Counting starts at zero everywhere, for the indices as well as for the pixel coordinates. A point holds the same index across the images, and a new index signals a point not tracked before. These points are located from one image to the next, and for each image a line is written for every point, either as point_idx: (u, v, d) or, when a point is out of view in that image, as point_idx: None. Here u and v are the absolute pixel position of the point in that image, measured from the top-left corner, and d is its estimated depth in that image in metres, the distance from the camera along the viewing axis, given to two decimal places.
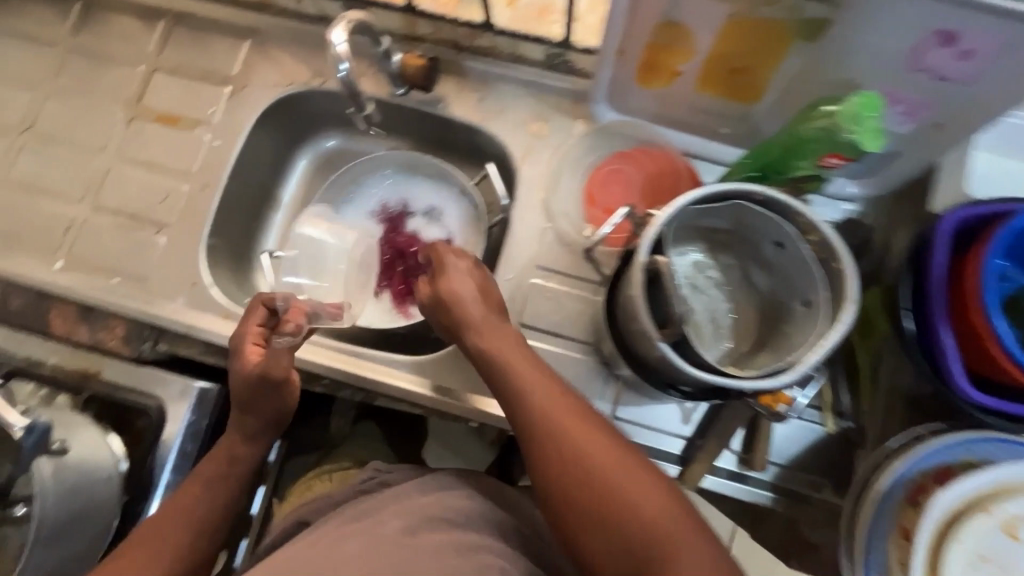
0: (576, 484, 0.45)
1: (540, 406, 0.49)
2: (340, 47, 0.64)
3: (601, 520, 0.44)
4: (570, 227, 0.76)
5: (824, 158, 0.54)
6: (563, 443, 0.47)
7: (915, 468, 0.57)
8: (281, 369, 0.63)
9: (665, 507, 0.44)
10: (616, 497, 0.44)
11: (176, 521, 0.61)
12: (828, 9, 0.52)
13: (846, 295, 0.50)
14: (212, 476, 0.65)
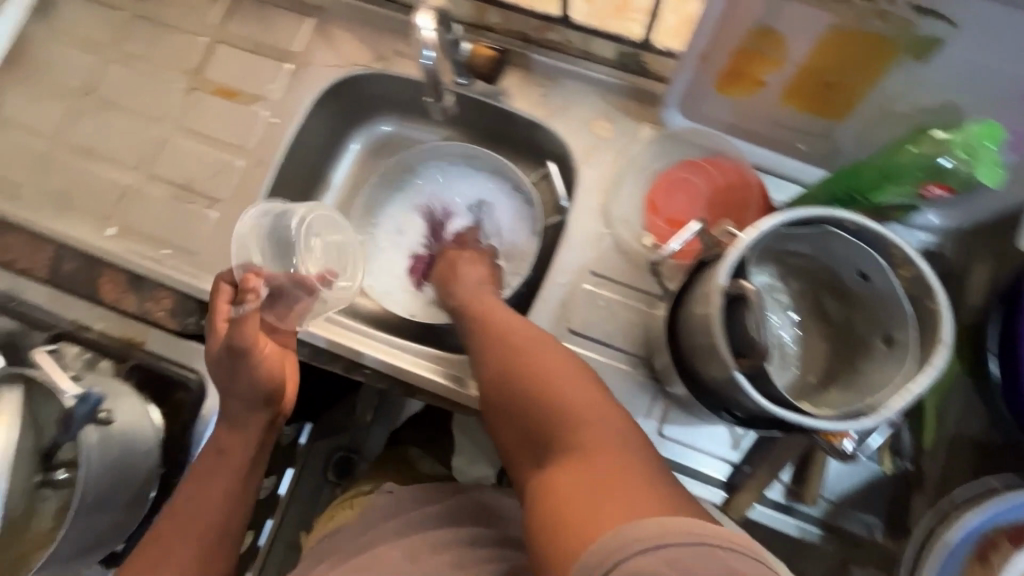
0: (505, 369, 0.54)
1: (490, 319, 0.61)
2: (427, 31, 0.63)
3: (522, 393, 0.51)
4: (628, 234, 0.73)
5: (926, 187, 0.53)
6: (500, 341, 0.57)
7: (986, 523, 0.55)
8: (241, 336, 0.63)
9: (578, 380, 0.50)
10: (536, 370, 0.52)
11: (184, 532, 0.62)
12: (945, 27, 0.49)
13: (939, 337, 0.46)
14: (209, 478, 0.64)
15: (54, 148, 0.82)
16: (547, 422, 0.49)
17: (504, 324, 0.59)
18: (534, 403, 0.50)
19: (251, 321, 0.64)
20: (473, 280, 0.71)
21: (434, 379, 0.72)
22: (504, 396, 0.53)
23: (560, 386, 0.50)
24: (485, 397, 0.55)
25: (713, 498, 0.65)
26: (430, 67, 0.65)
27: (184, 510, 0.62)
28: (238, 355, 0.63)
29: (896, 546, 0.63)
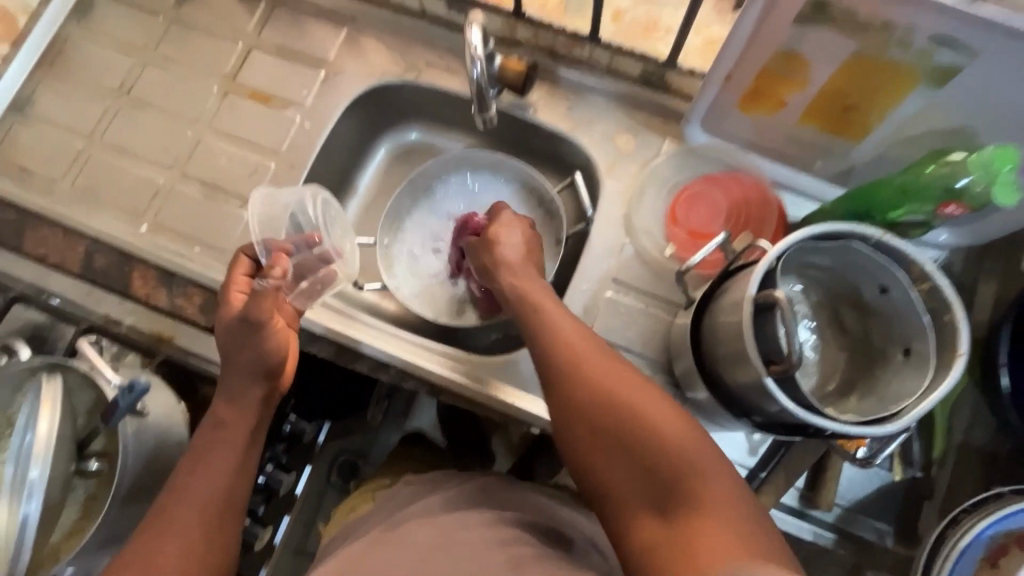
0: (595, 410, 0.51)
1: (562, 343, 0.56)
2: (477, 47, 0.64)
3: (619, 439, 0.50)
4: (650, 244, 0.75)
5: (943, 205, 0.56)
6: (581, 373, 0.53)
7: (994, 530, 0.57)
8: (257, 308, 0.60)
9: (679, 426, 0.49)
10: (634, 416, 0.50)
11: (175, 520, 0.54)
12: (963, 57, 0.52)
13: (956, 348, 0.49)
14: (206, 455, 0.58)
15: (91, 146, 0.85)
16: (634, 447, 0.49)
17: (580, 350, 0.55)
18: (633, 451, 0.49)
19: (269, 295, 0.61)
20: (508, 262, 0.66)
21: (461, 381, 0.74)
22: (596, 439, 0.51)
23: (663, 434, 0.48)
24: (569, 436, 0.53)
25: None
26: (481, 80, 0.65)
27: (175, 491, 0.55)
28: (253, 328, 0.60)
29: (907, 552, 0.65)
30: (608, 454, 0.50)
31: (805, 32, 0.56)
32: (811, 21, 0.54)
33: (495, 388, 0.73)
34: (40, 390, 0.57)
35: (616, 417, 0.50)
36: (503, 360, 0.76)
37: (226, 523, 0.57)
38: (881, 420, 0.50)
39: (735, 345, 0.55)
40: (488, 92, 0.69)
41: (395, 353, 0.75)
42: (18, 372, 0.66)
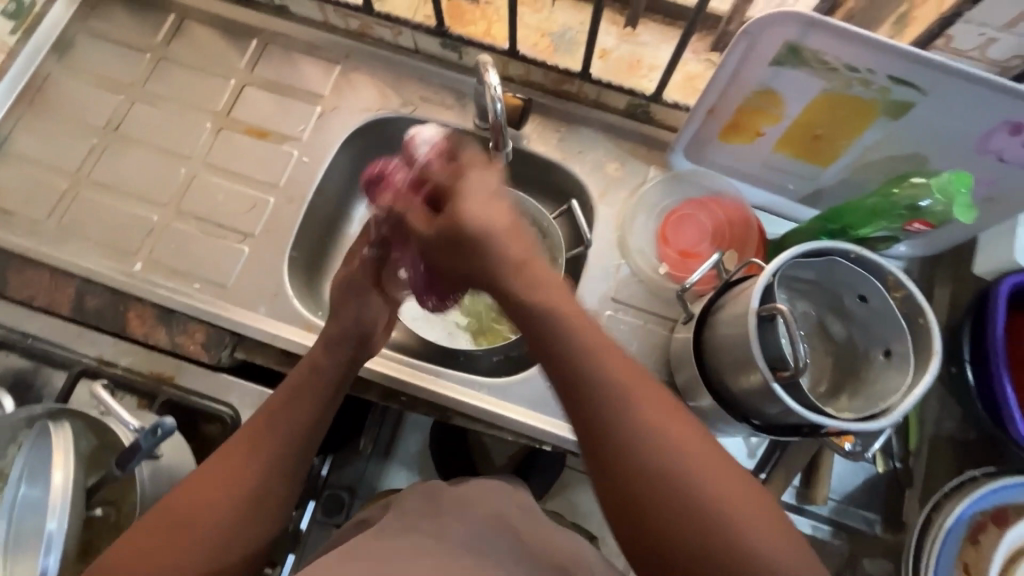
0: (671, 501, 0.45)
1: (623, 414, 0.48)
2: (497, 89, 0.66)
3: (702, 533, 0.44)
4: (644, 264, 0.80)
5: (909, 223, 0.63)
6: (649, 455, 0.46)
7: (973, 509, 0.65)
8: (366, 275, 0.72)
9: (762, 513, 0.45)
10: (718, 506, 0.44)
11: (257, 454, 0.59)
12: (915, 94, 0.59)
13: (930, 349, 0.55)
14: (295, 401, 0.63)
15: (77, 184, 0.83)
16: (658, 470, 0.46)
17: (646, 424, 0.47)
18: (718, 546, 0.43)
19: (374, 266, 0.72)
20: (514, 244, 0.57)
21: (473, 404, 0.75)
22: (673, 531, 0.44)
23: (748, 525, 0.44)
24: (635, 525, 0.46)
25: None
26: (501, 116, 0.66)
27: (261, 428, 0.61)
28: (359, 290, 0.71)
29: (895, 538, 0.70)
30: (684, 549, 0.44)
31: (781, 72, 0.63)
32: (785, 63, 0.61)
33: (505, 408, 0.75)
34: (51, 440, 0.55)
35: (697, 507, 0.44)
36: (510, 382, 0.76)
37: (284, 479, 0.61)
38: (875, 416, 0.55)
39: (737, 355, 0.60)
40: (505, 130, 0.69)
41: (404, 379, 0.76)
42: (13, 422, 0.63)
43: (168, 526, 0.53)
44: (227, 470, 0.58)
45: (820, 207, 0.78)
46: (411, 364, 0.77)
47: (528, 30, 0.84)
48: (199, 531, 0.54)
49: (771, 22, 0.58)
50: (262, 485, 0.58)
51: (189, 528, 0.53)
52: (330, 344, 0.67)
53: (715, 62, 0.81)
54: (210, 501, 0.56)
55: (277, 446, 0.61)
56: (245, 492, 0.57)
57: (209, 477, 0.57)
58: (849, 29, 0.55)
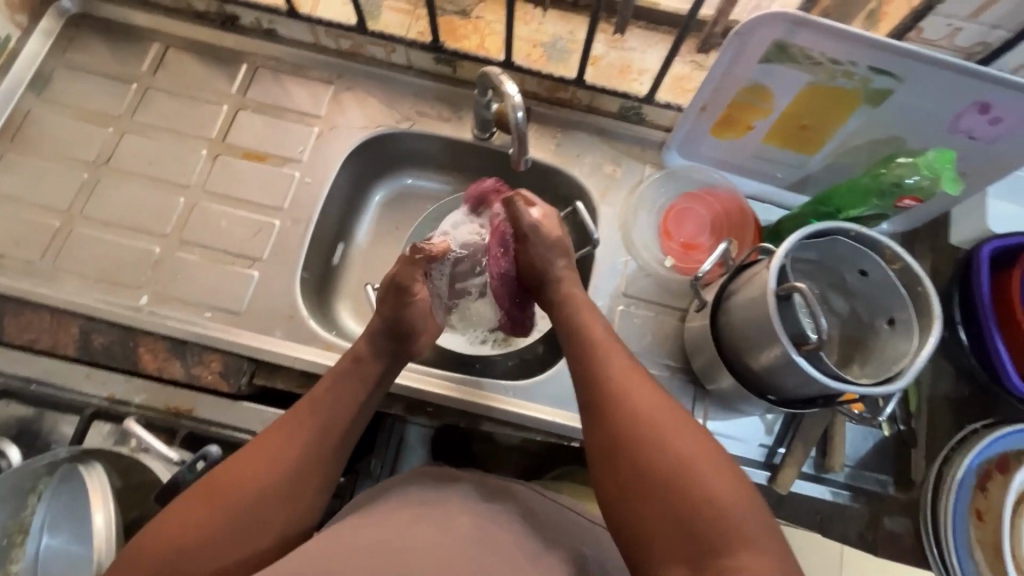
0: (631, 445, 0.54)
1: (616, 375, 0.60)
2: (516, 97, 0.67)
3: (659, 474, 0.51)
4: (650, 258, 0.83)
5: (900, 200, 0.68)
6: (629, 409, 0.56)
7: (980, 459, 0.72)
8: (410, 275, 0.72)
9: (716, 467, 0.51)
10: (675, 452, 0.52)
11: (306, 421, 0.61)
12: (892, 83, 0.64)
13: (932, 313, 0.60)
14: (346, 379, 0.65)
15: (71, 222, 0.80)
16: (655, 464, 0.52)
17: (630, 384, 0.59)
18: (671, 489, 0.50)
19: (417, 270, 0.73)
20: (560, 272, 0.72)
21: (502, 408, 0.76)
22: (640, 473, 0.52)
23: (698, 470, 0.50)
24: (611, 464, 0.54)
25: (760, 479, 0.75)
26: (523, 124, 0.68)
27: (313, 401, 0.62)
28: (403, 291, 0.71)
29: (907, 496, 0.75)
30: (646, 488, 0.51)
31: (770, 69, 0.67)
32: (775, 59, 0.66)
33: (530, 408, 0.77)
34: (87, 484, 0.55)
35: (657, 448, 0.52)
36: (533, 382, 0.78)
37: (324, 459, 0.60)
38: (891, 379, 0.60)
39: (754, 335, 0.64)
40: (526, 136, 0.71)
41: (429, 389, 0.77)
42: (34, 471, 0.61)
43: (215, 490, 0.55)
44: (277, 438, 0.59)
45: (808, 193, 0.84)
46: (435, 375, 0.78)
47: (520, 42, 0.87)
48: (235, 502, 0.54)
49: (760, 23, 0.62)
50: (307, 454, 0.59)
51: (236, 488, 0.55)
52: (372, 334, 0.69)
53: (699, 63, 0.85)
54: (257, 464, 0.57)
55: (321, 414, 0.61)
56: (289, 461, 0.58)
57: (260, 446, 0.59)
58: (833, 27, 0.60)
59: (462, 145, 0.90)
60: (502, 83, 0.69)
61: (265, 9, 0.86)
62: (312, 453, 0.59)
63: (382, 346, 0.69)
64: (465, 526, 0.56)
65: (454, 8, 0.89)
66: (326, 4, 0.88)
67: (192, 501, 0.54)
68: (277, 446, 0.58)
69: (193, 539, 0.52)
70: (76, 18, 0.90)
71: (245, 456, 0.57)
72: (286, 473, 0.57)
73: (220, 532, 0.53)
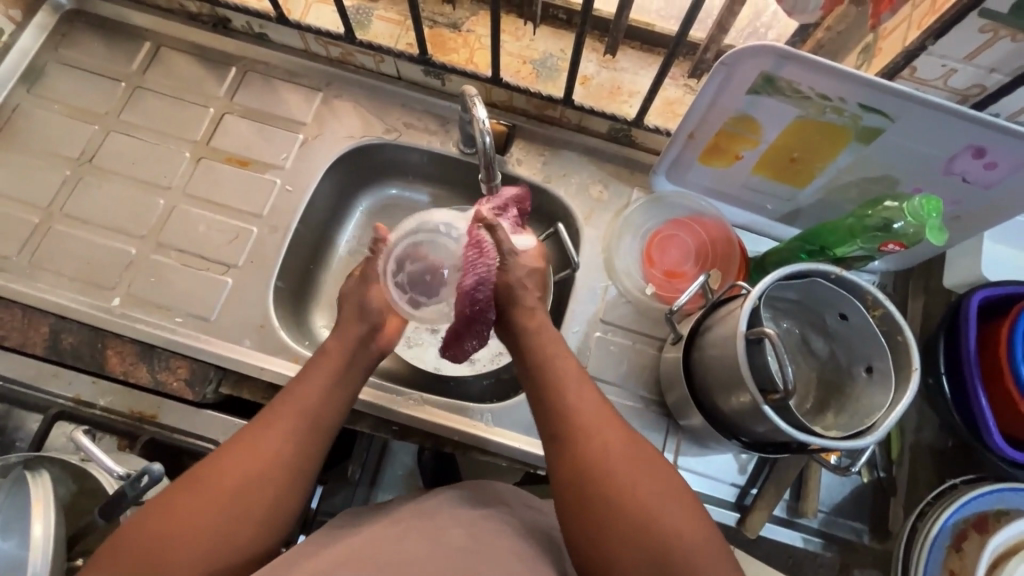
0: (587, 482, 0.54)
1: (573, 407, 0.58)
2: (485, 122, 0.66)
3: (609, 514, 0.52)
4: (631, 284, 0.81)
5: (885, 244, 0.65)
6: (584, 448, 0.56)
7: (956, 516, 0.67)
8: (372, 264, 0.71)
9: (671, 502, 0.52)
10: (629, 489, 0.53)
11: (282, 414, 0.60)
12: (884, 122, 0.62)
13: (910, 365, 0.58)
14: (331, 375, 0.64)
15: (50, 218, 0.80)
16: (615, 490, 0.53)
17: (590, 418, 0.58)
18: (627, 524, 0.51)
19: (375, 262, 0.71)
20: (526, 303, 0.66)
21: (468, 432, 0.75)
22: (597, 508, 0.53)
23: (656, 506, 0.52)
24: (576, 499, 0.54)
25: (729, 520, 0.73)
26: (490, 149, 0.67)
27: (299, 395, 0.61)
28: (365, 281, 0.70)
29: (882, 546, 0.73)
30: (598, 525, 0.52)
31: (758, 100, 0.65)
32: (763, 91, 0.63)
33: (497, 433, 0.75)
34: (30, 491, 0.57)
35: (608, 484, 0.53)
36: (504, 407, 0.76)
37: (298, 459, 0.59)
38: (860, 433, 0.57)
39: (725, 374, 0.62)
40: (495, 160, 0.70)
41: (398, 406, 0.76)
42: None
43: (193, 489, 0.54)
44: (261, 433, 0.58)
45: (798, 225, 0.81)
46: (403, 392, 0.77)
47: (509, 58, 0.85)
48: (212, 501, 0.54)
49: (748, 54, 0.59)
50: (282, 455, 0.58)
51: (219, 485, 0.54)
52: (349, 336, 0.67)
53: (692, 87, 0.83)
54: (235, 459, 0.56)
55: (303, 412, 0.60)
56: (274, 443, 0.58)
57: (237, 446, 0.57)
58: (822, 64, 0.57)
59: (448, 159, 0.89)
60: (474, 105, 0.66)
61: (255, 14, 0.85)
62: (303, 444, 0.59)
63: (352, 336, 0.67)
64: (408, 545, 0.54)
65: (446, 20, 0.88)
66: (317, 12, 0.88)
67: (167, 505, 0.53)
68: (257, 441, 0.58)
69: (172, 538, 0.51)
70: (71, 15, 0.91)
71: (225, 458, 0.56)
72: (279, 466, 0.57)
73: (201, 530, 0.52)
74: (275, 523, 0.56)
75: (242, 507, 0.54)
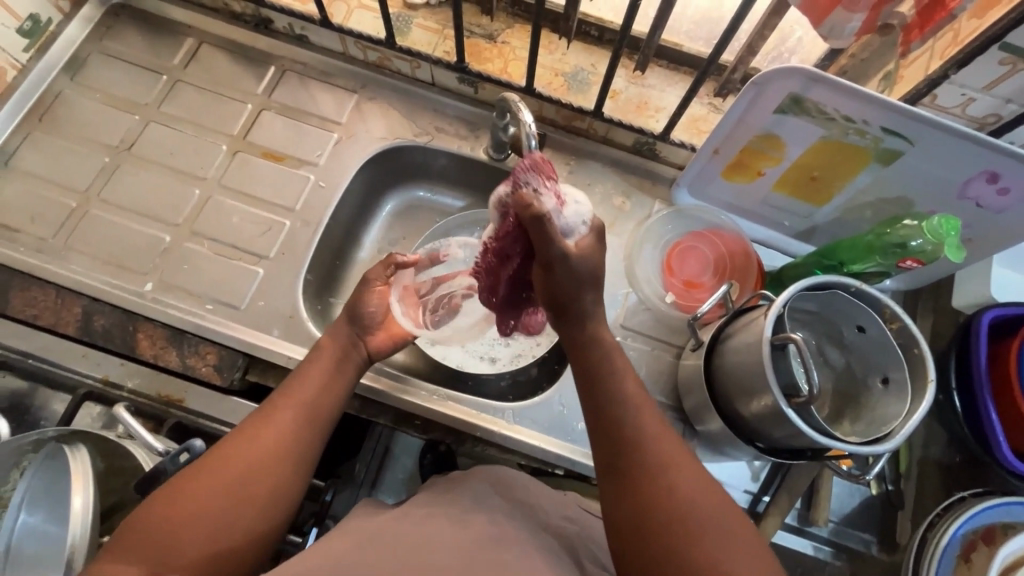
0: (642, 499, 0.53)
1: (635, 423, 0.57)
2: (531, 126, 0.66)
3: (659, 534, 0.51)
4: (651, 292, 0.83)
5: (903, 261, 0.69)
6: (645, 463, 0.54)
7: (966, 528, 0.69)
8: (376, 271, 0.76)
9: (729, 526, 0.51)
10: (688, 509, 0.51)
11: (298, 395, 0.64)
12: (903, 145, 0.65)
13: (925, 377, 0.60)
14: (326, 370, 0.67)
15: (86, 203, 0.82)
16: (672, 511, 0.52)
17: (650, 435, 0.56)
18: (677, 547, 0.50)
19: (375, 271, 0.76)
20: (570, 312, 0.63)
21: (486, 427, 0.76)
22: (648, 526, 0.52)
23: (706, 530, 0.51)
24: (627, 512, 0.53)
25: None
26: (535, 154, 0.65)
27: (295, 387, 0.64)
28: (368, 283, 0.75)
29: (890, 558, 0.74)
30: (646, 543, 0.51)
31: (783, 120, 0.68)
32: (788, 111, 0.67)
33: (516, 430, 0.77)
34: (72, 466, 0.57)
35: (666, 502, 0.52)
36: (524, 406, 0.78)
37: (313, 437, 0.63)
38: (879, 440, 0.59)
39: (747, 380, 0.64)
40: None
41: (421, 401, 0.77)
42: (19, 447, 0.62)
43: (214, 472, 0.56)
44: (262, 425, 0.60)
45: (813, 242, 0.84)
46: (381, 372, 0.78)
47: (543, 70, 0.89)
48: (234, 479, 0.56)
49: (777, 75, 0.63)
50: (298, 434, 0.61)
51: (226, 475, 0.56)
52: (350, 326, 0.72)
53: (716, 106, 0.87)
54: (254, 439, 0.59)
55: (319, 395, 0.65)
56: (290, 424, 0.61)
57: (255, 426, 0.60)
58: (849, 87, 0.60)
59: (477, 164, 0.91)
60: (517, 112, 0.69)
61: (299, 16, 0.88)
62: (301, 435, 0.62)
63: (343, 334, 0.71)
64: (439, 529, 0.55)
65: (482, 31, 0.91)
66: (358, 17, 0.92)
67: (176, 497, 0.54)
68: (273, 422, 0.61)
69: (182, 528, 0.52)
70: (117, 8, 0.93)
71: (227, 451, 0.58)
72: (272, 460, 0.59)
73: (210, 518, 0.54)
74: (269, 515, 0.58)
75: (238, 499, 0.56)
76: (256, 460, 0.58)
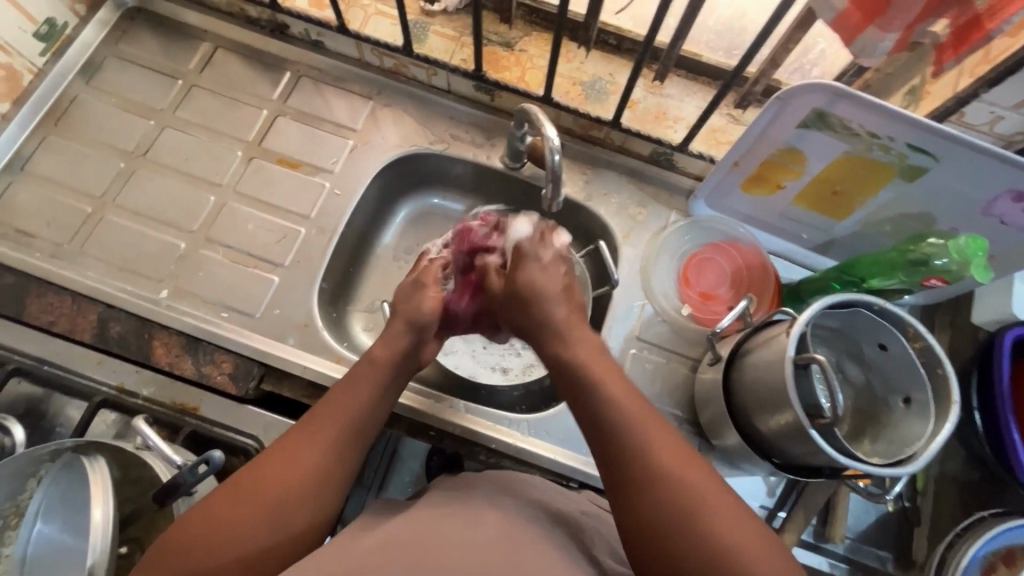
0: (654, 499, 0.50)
1: (637, 424, 0.55)
2: (554, 140, 0.66)
3: (672, 535, 0.48)
4: (667, 304, 0.83)
5: (928, 279, 0.69)
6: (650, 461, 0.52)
7: (985, 548, 0.68)
8: (424, 272, 0.77)
9: (743, 524, 0.48)
10: (695, 505, 0.49)
11: (335, 412, 0.63)
12: (929, 161, 0.64)
13: (949, 399, 0.59)
14: (369, 387, 0.66)
15: (102, 208, 0.82)
16: (680, 510, 0.49)
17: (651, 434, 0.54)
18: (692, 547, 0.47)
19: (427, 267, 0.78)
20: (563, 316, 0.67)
21: (501, 439, 0.76)
22: (659, 535, 0.49)
23: (717, 528, 0.48)
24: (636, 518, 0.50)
25: None
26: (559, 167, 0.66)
27: (334, 404, 0.63)
28: (420, 286, 0.76)
29: None
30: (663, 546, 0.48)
31: (806, 134, 0.67)
32: (812, 126, 0.66)
33: (531, 442, 0.76)
34: (90, 476, 0.57)
35: (676, 501, 0.50)
36: (540, 417, 0.78)
37: (346, 455, 0.61)
38: (901, 462, 0.59)
39: (767, 397, 0.63)
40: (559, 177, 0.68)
41: (438, 413, 0.77)
42: (37, 456, 0.61)
43: (243, 487, 0.55)
44: (297, 442, 0.60)
45: (831, 255, 0.83)
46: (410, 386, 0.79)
47: (561, 78, 0.88)
48: (262, 494, 0.55)
49: (804, 90, 0.62)
50: (333, 451, 0.60)
51: (259, 488, 0.55)
52: (401, 337, 0.71)
53: (735, 117, 0.86)
54: (286, 456, 0.58)
55: (355, 413, 0.63)
56: (323, 441, 0.60)
57: (290, 444, 0.59)
58: (877, 104, 0.60)
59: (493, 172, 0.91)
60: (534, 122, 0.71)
61: (316, 22, 0.88)
62: (333, 453, 0.60)
63: (395, 346, 0.70)
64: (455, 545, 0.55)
65: (499, 39, 0.91)
66: (375, 24, 0.91)
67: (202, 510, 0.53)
68: (309, 440, 0.60)
69: (203, 539, 0.51)
70: (133, 12, 0.93)
71: (264, 462, 0.58)
72: (301, 476, 0.57)
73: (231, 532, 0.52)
74: (292, 533, 0.55)
75: (259, 512, 0.54)
76: (287, 477, 0.57)
